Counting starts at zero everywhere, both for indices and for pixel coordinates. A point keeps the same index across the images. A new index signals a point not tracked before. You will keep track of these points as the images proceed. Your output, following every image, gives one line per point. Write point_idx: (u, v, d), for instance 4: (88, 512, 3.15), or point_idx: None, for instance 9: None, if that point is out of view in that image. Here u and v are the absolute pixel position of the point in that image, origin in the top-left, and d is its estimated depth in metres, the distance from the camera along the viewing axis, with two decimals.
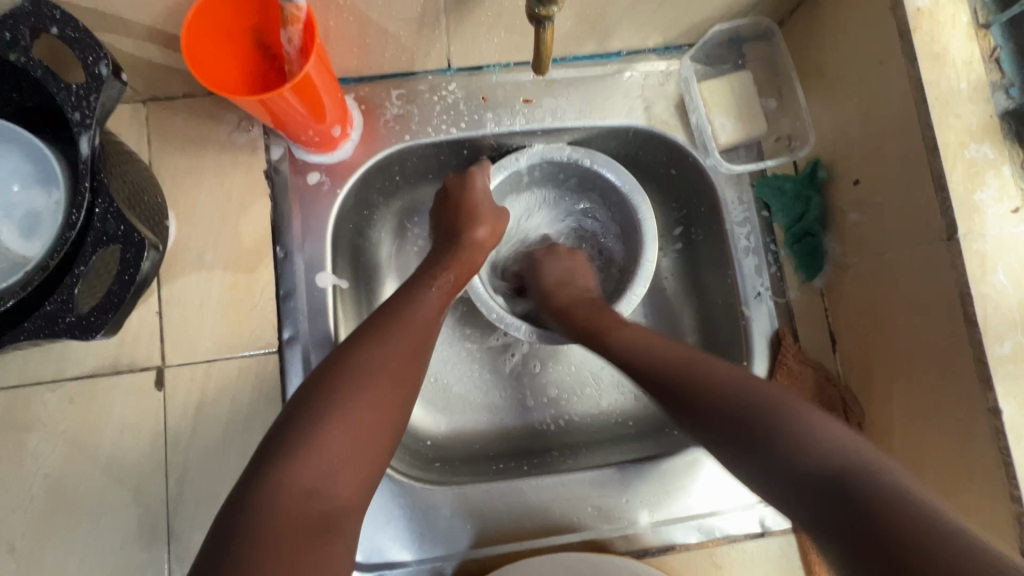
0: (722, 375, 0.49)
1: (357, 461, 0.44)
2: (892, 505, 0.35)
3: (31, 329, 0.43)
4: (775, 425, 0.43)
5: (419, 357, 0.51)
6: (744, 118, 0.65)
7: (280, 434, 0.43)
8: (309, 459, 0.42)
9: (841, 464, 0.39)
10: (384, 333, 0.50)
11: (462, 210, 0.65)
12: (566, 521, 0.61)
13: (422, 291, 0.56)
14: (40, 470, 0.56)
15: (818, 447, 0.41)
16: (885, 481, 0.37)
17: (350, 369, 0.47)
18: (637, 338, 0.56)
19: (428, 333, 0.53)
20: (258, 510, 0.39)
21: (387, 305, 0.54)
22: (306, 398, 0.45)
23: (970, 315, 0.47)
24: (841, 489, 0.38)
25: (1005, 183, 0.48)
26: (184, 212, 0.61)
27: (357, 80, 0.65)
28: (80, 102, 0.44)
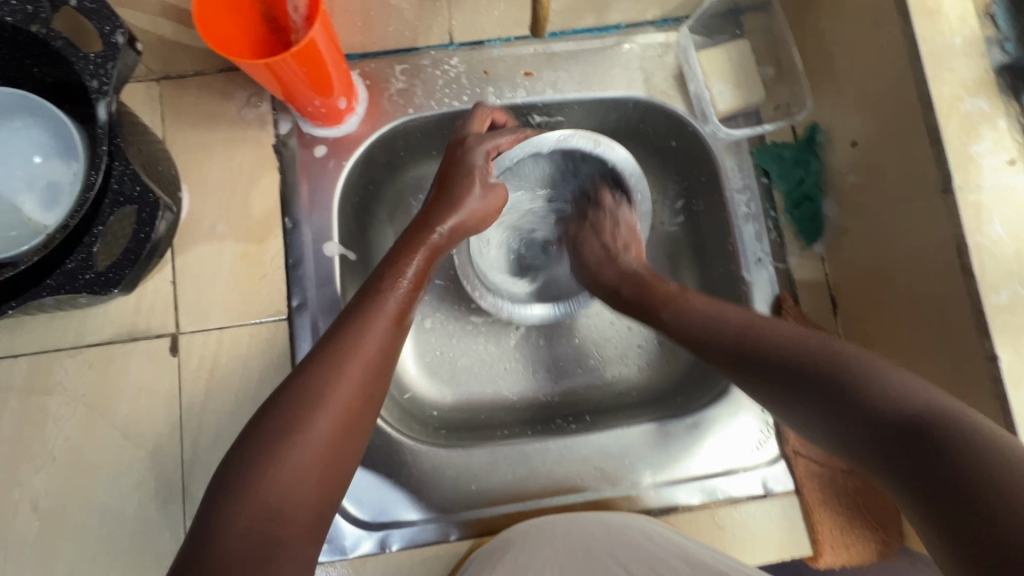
0: (787, 336, 0.48)
1: (303, 494, 0.43)
2: (993, 465, 0.32)
3: (52, 286, 0.45)
4: (855, 383, 0.41)
5: (372, 376, 0.48)
6: (742, 86, 0.66)
7: (227, 471, 0.42)
8: (249, 499, 0.40)
9: (925, 415, 0.37)
10: (332, 355, 0.47)
11: (450, 184, 0.61)
12: (569, 483, 0.62)
13: (379, 301, 0.52)
14: (61, 432, 0.59)
15: (904, 406, 0.38)
16: (978, 437, 0.35)
17: (292, 396, 0.45)
18: (703, 302, 0.55)
19: (385, 352, 0.50)
20: (201, 554, 0.38)
21: (339, 321, 0.51)
22: (252, 432, 0.44)
23: (966, 265, 0.47)
24: (932, 449, 0.35)
25: (1001, 136, 0.48)
26: (196, 185, 0.63)
27: (361, 56, 0.67)
28: (97, 70, 0.46)
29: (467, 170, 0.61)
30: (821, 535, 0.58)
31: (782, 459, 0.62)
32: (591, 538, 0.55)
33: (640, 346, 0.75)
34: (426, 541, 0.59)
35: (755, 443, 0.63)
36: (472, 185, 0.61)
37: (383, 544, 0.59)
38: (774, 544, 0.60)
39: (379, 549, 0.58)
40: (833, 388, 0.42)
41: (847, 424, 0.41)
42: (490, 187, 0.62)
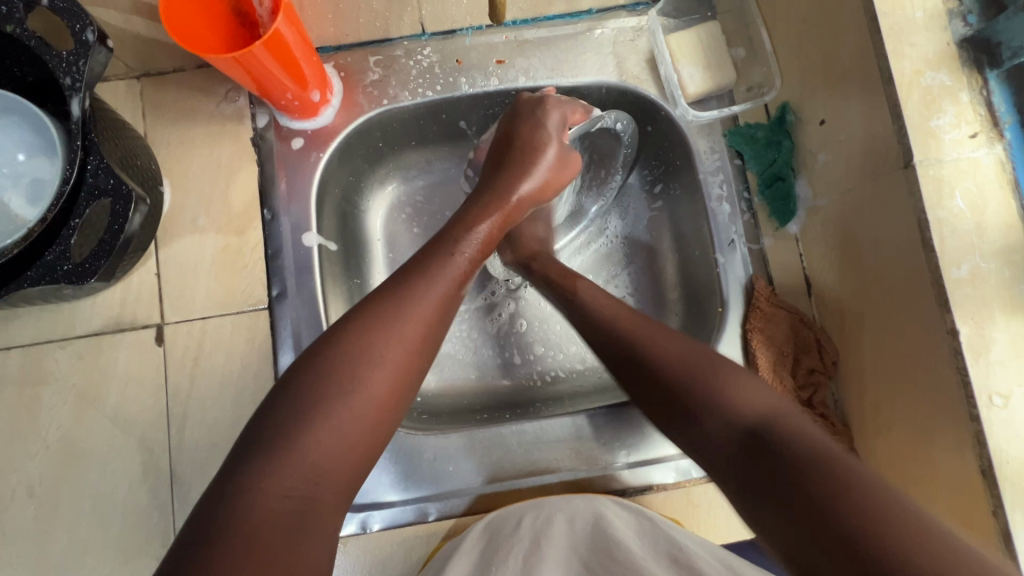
0: (667, 346, 0.51)
1: (346, 458, 0.43)
2: (832, 487, 0.36)
3: (33, 277, 0.47)
4: (706, 390, 0.47)
5: (430, 338, 0.49)
6: (712, 68, 0.67)
7: (267, 423, 0.42)
8: (293, 458, 0.41)
9: (757, 421, 0.44)
10: (392, 315, 0.47)
11: (524, 144, 0.62)
12: (546, 464, 0.63)
13: (443, 263, 0.52)
14: (54, 420, 0.61)
15: (743, 411, 0.45)
16: (801, 436, 0.41)
17: (345, 356, 0.45)
18: (592, 300, 0.58)
19: (442, 316, 0.50)
20: (237, 509, 0.38)
21: (399, 276, 0.51)
22: (295, 384, 0.44)
23: (927, 240, 0.47)
24: (761, 449, 0.41)
25: (963, 109, 0.48)
26: (177, 180, 0.65)
27: (335, 49, 0.68)
28: (70, 68, 0.48)
29: (545, 132, 0.61)
30: None
31: None
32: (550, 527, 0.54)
33: None
34: (406, 522, 0.61)
35: None
36: (545, 150, 0.62)
37: (364, 525, 0.60)
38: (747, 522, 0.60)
39: (360, 530, 0.60)
40: (685, 400, 0.47)
41: (698, 432, 0.46)
42: (564, 152, 0.63)
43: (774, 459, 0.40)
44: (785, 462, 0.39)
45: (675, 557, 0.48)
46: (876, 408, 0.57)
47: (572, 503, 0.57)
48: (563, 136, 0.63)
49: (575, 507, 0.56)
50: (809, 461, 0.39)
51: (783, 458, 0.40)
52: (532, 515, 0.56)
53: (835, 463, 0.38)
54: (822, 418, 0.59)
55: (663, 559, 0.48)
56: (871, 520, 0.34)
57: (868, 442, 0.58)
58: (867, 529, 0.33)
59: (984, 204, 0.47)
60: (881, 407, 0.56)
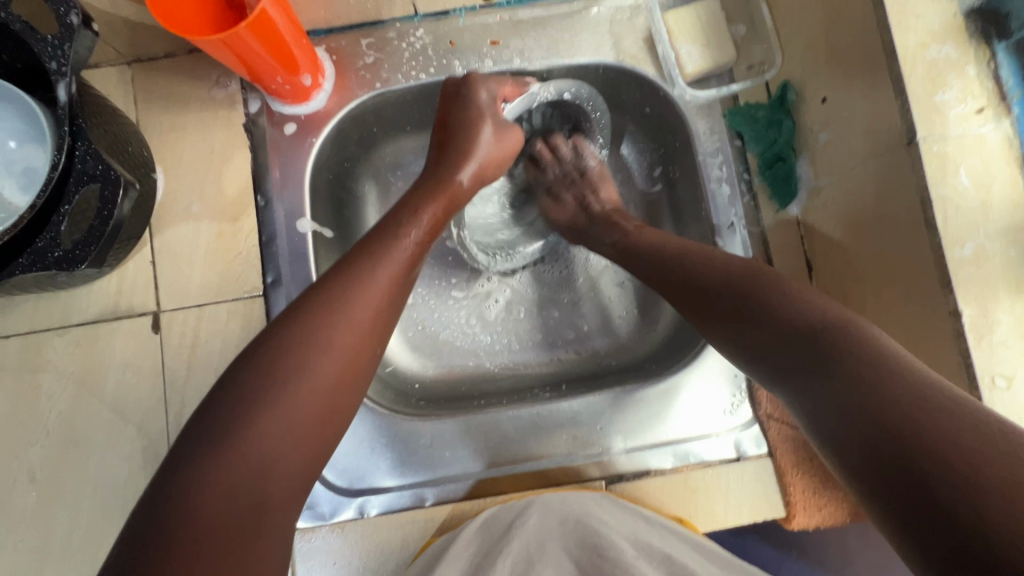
0: (725, 263, 0.51)
1: (292, 449, 0.42)
2: (880, 377, 0.37)
3: (25, 264, 0.47)
4: (762, 300, 0.46)
5: (377, 325, 0.48)
6: (712, 46, 0.65)
7: (204, 421, 0.41)
8: (231, 455, 0.39)
9: (819, 321, 0.42)
10: (332, 301, 0.46)
11: (459, 132, 0.61)
12: (542, 450, 0.63)
13: (388, 247, 0.51)
14: (54, 407, 0.61)
15: (796, 320, 0.43)
16: (866, 340, 0.39)
17: (286, 350, 0.43)
18: (643, 236, 0.60)
19: (388, 301, 0.49)
20: (178, 512, 0.37)
21: (339, 264, 0.49)
22: (233, 381, 0.42)
23: (929, 218, 0.46)
24: (815, 348, 0.41)
25: (969, 83, 0.47)
26: (170, 166, 0.64)
27: (327, 32, 0.67)
28: (55, 52, 0.47)
29: (475, 109, 0.61)
30: (793, 496, 0.59)
31: (757, 423, 0.62)
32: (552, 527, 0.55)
33: (621, 316, 0.75)
34: (402, 507, 0.61)
35: (727, 409, 0.63)
36: (482, 128, 0.61)
37: (362, 510, 0.61)
38: (745, 507, 0.60)
39: (358, 514, 0.61)
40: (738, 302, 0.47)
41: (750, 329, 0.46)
42: (501, 130, 0.63)
43: (825, 360, 0.40)
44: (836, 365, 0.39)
45: (665, 557, 0.51)
46: None
47: (585, 502, 0.56)
48: (495, 112, 0.62)
49: (586, 504, 0.56)
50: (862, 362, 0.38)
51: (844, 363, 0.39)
52: (541, 512, 0.56)
53: (889, 369, 0.37)
54: None
55: (653, 558, 0.51)
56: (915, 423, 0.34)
57: None
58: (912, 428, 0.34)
59: (990, 181, 0.46)
60: None
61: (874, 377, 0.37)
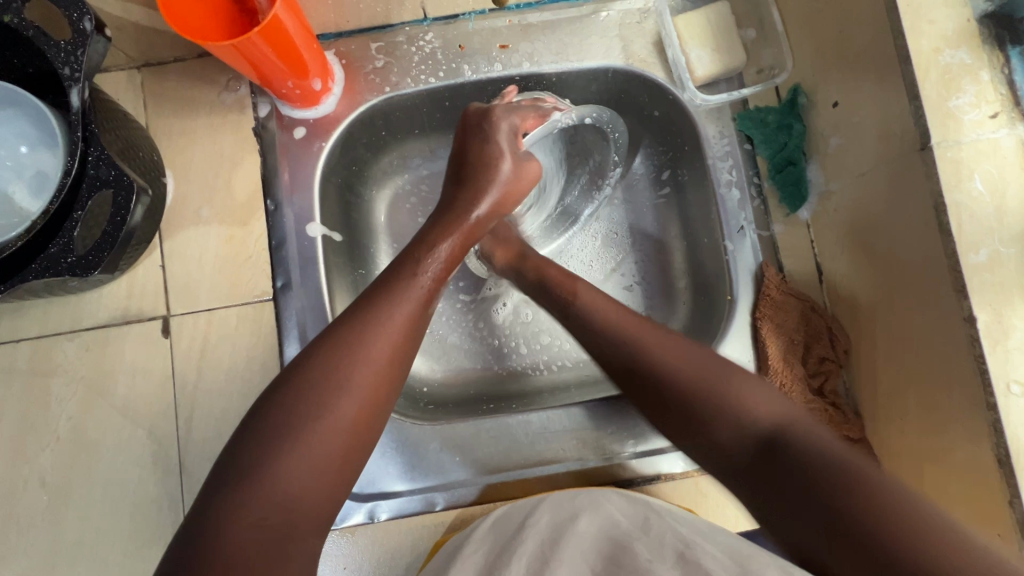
0: (672, 358, 0.52)
1: (317, 485, 0.43)
2: (825, 469, 0.42)
3: (37, 270, 0.47)
4: (719, 398, 0.49)
5: (399, 360, 0.49)
6: (721, 49, 0.65)
7: (233, 456, 0.42)
8: (258, 490, 0.41)
9: (775, 424, 0.47)
10: (354, 339, 0.47)
11: (479, 166, 0.61)
12: (552, 455, 0.63)
13: (406, 284, 0.52)
14: (64, 412, 0.61)
15: (757, 422, 0.47)
16: (813, 439, 0.45)
17: (310, 386, 0.44)
18: (592, 306, 0.57)
19: (409, 337, 0.50)
20: (208, 545, 0.38)
21: (362, 300, 0.50)
22: (259, 415, 0.44)
23: (944, 224, 0.46)
24: (777, 454, 0.45)
25: (983, 88, 0.47)
26: (180, 170, 0.64)
27: (336, 36, 0.67)
28: (68, 58, 0.47)
29: (496, 147, 0.60)
30: None
31: None
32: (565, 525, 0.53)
33: None
34: (413, 511, 0.61)
35: None
36: (499, 165, 0.61)
37: (372, 514, 0.60)
38: None
39: (368, 519, 0.60)
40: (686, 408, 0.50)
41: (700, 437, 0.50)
42: (519, 164, 0.62)
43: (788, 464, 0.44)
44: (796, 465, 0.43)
45: (680, 555, 0.47)
46: (889, 397, 0.56)
47: (599, 505, 0.56)
48: (516, 150, 0.62)
49: (600, 508, 0.55)
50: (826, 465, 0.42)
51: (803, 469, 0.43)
52: (552, 511, 0.56)
53: (838, 463, 0.42)
54: (833, 408, 0.59)
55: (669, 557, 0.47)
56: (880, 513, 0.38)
57: (880, 429, 0.58)
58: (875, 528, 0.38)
59: (1004, 186, 0.45)
60: (893, 396, 0.55)
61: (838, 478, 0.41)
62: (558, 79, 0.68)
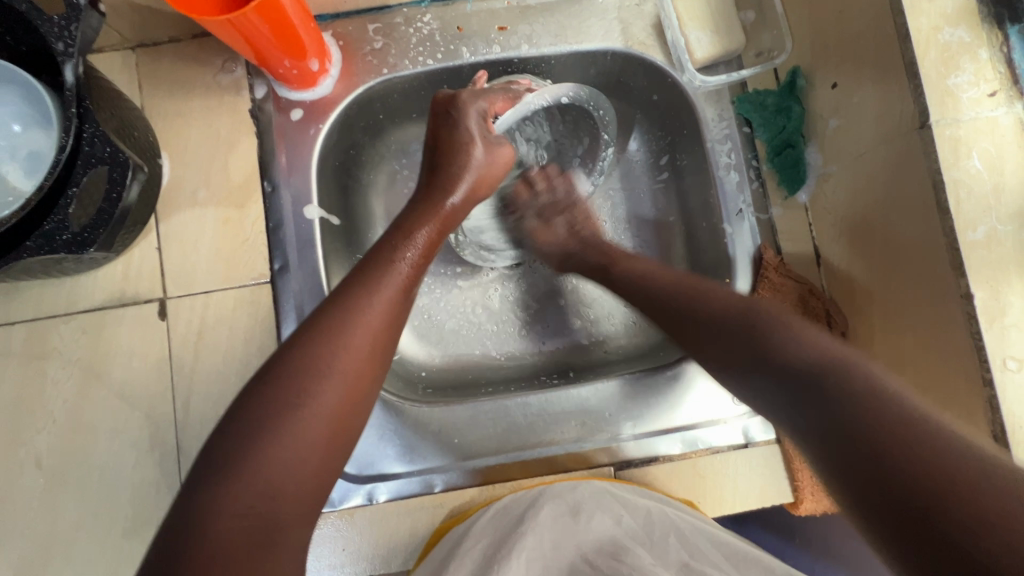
0: (724, 295, 0.53)
1: (303, 470, 0.42)
2: (863, 400, 0.38)
3: (32, 248, 0.47)
4: (763, 334, 0.48)
5: (379, 347, 0.48)
6: (721, 32, 0.65)
7: (217, 447, 0.41)
8: (243, 479, 0.40)
9: (821, 359, 0.43)
10: (335, 329, 0.46)
11: (453, 153, 0.60)
12: (549, 437, 0.63)
13: (385, 270, 0.51)
14: (60, 395, 0.61)
15: (804, 354, 0.44)
16: (863, 378, 0.40)
17: (292, 375, 0.44)
18: (630, 271, 0.62)
19: (389, 324, 0.49)
20: (193, 536, 0.38)
21: (341, 288, 0.50)
22: (243, 406, 0.43)
23: (942, 202, 0.46)
24: (813, 384, 0.42)
25: (982, 66, 0.47)
26: (176, 152, 0.64)
27: (333, 17, 0.66)
28: (61, 33, 0.47)
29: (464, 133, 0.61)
30: (802, 481, 0.59)
31: None
32: (570, 528, 0.55)
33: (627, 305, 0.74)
34: (411, 493, 0.61)
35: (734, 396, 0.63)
36: (473, 151, 0.61)
37: (370, 496, 0.61)
38: (754, 491, 0.60)
39: (367, 501, 0.60)
40: (735, 336, 0.49)
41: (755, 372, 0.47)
42: (491, 148, 0.62)
43: (830, 391, 0.40)
44: (832, 393, 0.40)
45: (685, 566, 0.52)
46: None
47: (600, 496, 0.56)
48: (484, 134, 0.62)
49: (603, 502, 0.56)
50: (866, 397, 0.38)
51: (844, 391, 0.40)
52: (552, 505, 0.56)
53: (876, 395, 0.38)
54: None
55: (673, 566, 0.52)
56: (906, 439, 0.35)
57: None
58: (896, 453, 0.35)
59: (1002, 164, 0.46)
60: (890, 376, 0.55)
61: (880, 414, 0.37)
62: (555, 60, 0.67)
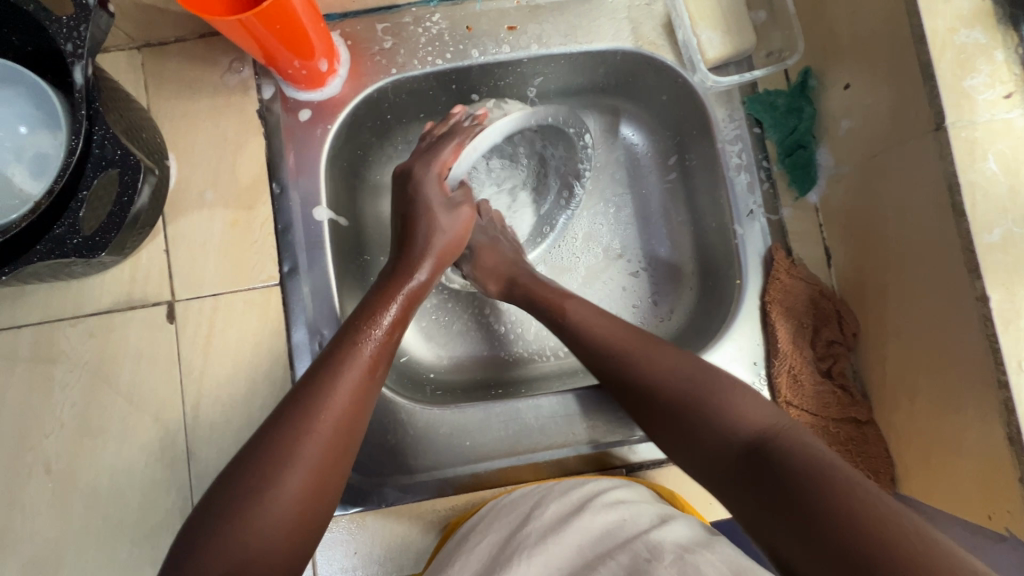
0: (663, 362, 0.52)
1: (270, 554, 0.41)
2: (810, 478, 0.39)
3: (43, 251, 0.46)
4: (706, 414, 0.48)
5: (349, 422, 0.47)
6: (732, 32, 0.64)
7: (187, 537, 0.41)
8: (209, 566, 0.39)
9: (760, 431, 0.45)
10: (294, 419, 0.45)
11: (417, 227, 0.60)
12: (562, 440, 0.63)
13: (353, 348, 0.50)
14: (67, 399, 0.60)
15: (739, 431, 0.46)
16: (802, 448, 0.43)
17: (257, 461, 0.43)
18: (581, 325, 0.58)
19: (360, 400, 0.48)
20: None
21: (310, 371, 0.49)
22: (211, 499, 0.42)
23: (958, 204, 0.46)
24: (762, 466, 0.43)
25: (998, 68, 0.46)
26: (183, 153, 0.63)
27: (342, 16, 0.66)
28: (70, 33, 0.46)
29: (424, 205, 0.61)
30: None
31: None
32: (569, 526, 0.50)
33: (635, 306, 0.73)
34: (422, 496, 0.61)
35: None
36: (435, 219, 0.60)
37: (382, 499, 0.61)
38: None
39: (378, 503, 0.60)
40: (677, 416, 0.49)
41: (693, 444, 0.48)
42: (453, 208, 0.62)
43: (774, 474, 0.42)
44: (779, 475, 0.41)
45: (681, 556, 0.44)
46: (897, 380, 0.56)
47: (607, 500, 0.52)
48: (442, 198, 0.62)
49: (612, 505, 0.52)
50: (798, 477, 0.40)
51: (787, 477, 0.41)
52: (556, 504, 0.53)
53: (821, 471, 0.40)
54: (841, 390, 0.60)
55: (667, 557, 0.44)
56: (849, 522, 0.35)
57: (887, 412, 0.58)
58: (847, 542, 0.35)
59: (1018, 166, 0.45)
60: (902, 378, 0.55)
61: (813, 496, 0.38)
62: (564, 56, 0.67)
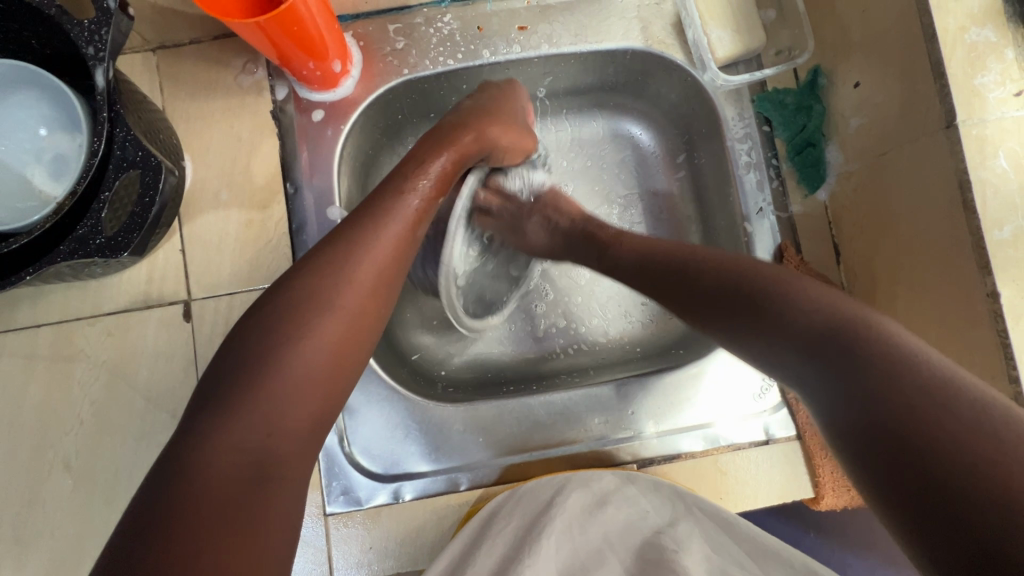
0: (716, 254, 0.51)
1: (301, 409, 0.41)
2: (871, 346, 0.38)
3: (66, 251, 0.47)
4: (768, 288, 0.45)
5: (383, 283, 0.46)
6: (742, 30, 0.65)
7: (212, 387, 0.40)
8: (239, 414, 0.39)
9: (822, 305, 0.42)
10: (327, 270, 0.44)
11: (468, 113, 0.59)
12: (574, 435, 0.64)
13: (391, 207, 0.49)
14: (87, 397, 0.61)
15: (802, 300, 0.43)
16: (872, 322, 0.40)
17: (289, 312, 0.42)
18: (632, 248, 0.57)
19: (396, 257, 0.47)
20: (186, 474, 0.36)
21: (342, 226, 0.48)
22: (238, 349, 0.41)
23: (969, 201, 0.47)
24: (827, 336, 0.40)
25: (1008, 66, 0.47)
26: (198, 154, 0.64)
27: (354, 18, 0.66)
28: (92, 37, 0.46)
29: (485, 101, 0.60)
30: (822, 478, 0.61)
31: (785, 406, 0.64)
32: (596, 521, 0.55)
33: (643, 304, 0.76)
34: (437, 492, 0.62)
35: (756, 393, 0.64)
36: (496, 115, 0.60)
37: (397, 494, 0.61)
38: (775, 487, 0.62)
39: (393, 499, 0.61)
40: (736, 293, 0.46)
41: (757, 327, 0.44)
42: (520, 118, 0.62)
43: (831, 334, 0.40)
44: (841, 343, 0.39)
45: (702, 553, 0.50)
46: None
47: (630, 490, 0.56)
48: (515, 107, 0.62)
49: (633, 495, 0.56)
50: (871, 361, 0.37)
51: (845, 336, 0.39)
52: (579, 493, 0.55)
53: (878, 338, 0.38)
54: None
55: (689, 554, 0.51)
56: (914, 392, 0.34)
57: None
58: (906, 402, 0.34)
59: None
60: None
61: (876, 358, 0.37)
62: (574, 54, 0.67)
